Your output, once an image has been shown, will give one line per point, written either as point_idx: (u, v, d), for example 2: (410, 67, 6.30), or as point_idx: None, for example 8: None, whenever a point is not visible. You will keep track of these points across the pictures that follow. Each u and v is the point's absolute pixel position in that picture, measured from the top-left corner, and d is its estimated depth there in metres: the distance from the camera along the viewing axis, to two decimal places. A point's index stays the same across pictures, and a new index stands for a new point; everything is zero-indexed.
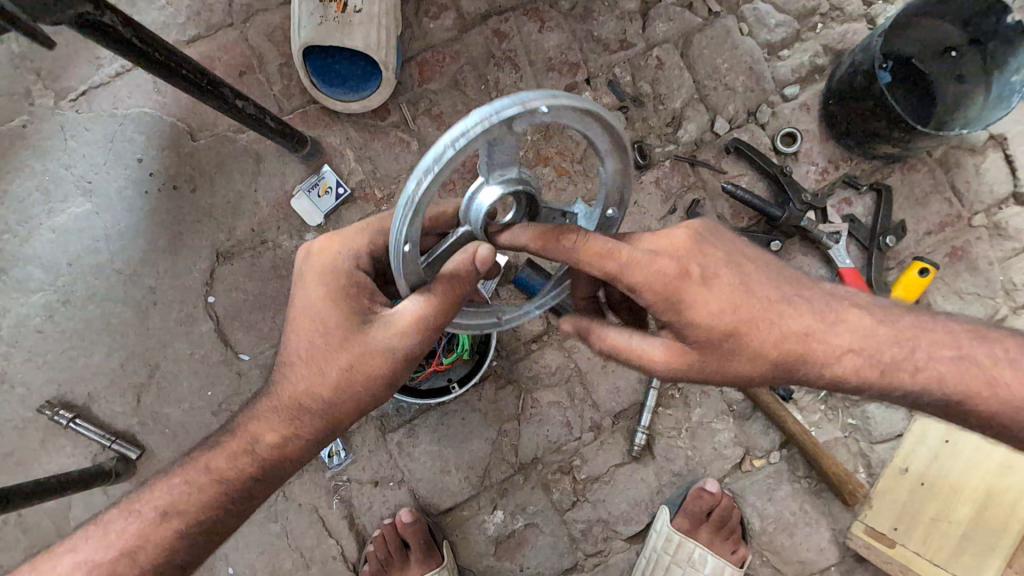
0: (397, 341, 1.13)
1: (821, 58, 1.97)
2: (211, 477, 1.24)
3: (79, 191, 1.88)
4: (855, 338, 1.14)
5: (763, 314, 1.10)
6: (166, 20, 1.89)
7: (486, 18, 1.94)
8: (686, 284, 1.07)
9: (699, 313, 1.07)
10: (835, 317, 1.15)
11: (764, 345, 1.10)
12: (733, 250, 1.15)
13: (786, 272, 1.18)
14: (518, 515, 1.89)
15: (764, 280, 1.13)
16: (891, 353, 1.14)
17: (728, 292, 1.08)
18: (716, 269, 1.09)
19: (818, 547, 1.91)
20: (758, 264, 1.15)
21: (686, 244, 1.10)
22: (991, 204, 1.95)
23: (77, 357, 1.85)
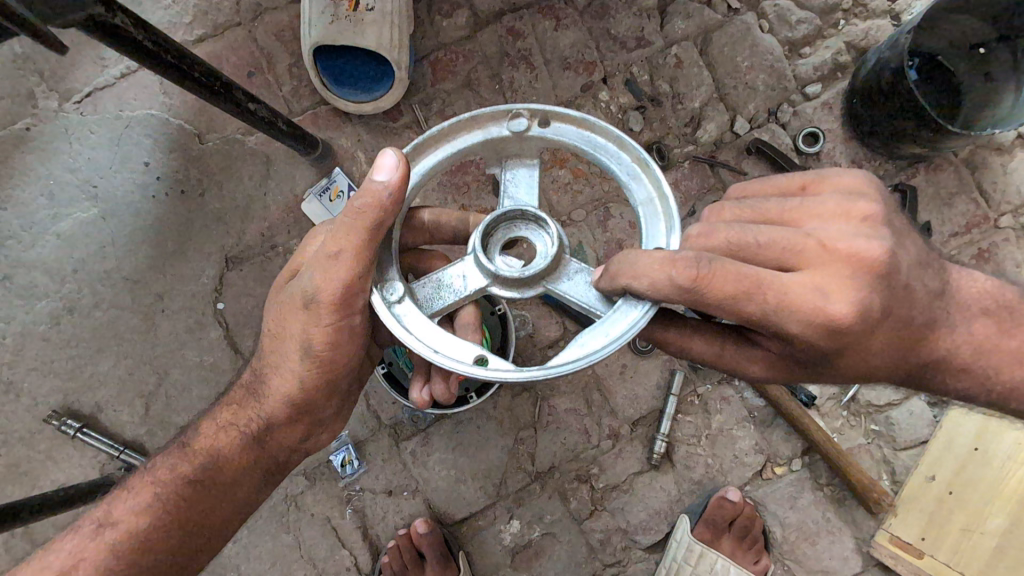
0: (302, 290, 1.08)
1: (844, 56, 1.93)
2: (151, 484, 1.20)
3: (84, 196, 1.84)
4: (978, 351, 1.09)
5: (908, 343, 1.04)
6: (172, 19, 1.84)
7: (500, 16, 1.89)
8: (860, 327, 0.97)
9: (855, 350, 1.01)
10: (961, 324, 1.08)
11: (890, 372, 1.08)
12: (906, 263, 1.01)
13: (932, 271, 1.06)
14: (534, 525, 1.85)
15: (920, 298, 1.03)
16: (988, 358, 1.09)
17: (885, 332, 1.01)
18: (889, 309, 0.99)
19: (840, 557, 1.85)
20: (918, 273, 1.03)
21: (870, 274, 0.95)
22: (1018, 204, 1.90)
23: (84, 365, 1.81)
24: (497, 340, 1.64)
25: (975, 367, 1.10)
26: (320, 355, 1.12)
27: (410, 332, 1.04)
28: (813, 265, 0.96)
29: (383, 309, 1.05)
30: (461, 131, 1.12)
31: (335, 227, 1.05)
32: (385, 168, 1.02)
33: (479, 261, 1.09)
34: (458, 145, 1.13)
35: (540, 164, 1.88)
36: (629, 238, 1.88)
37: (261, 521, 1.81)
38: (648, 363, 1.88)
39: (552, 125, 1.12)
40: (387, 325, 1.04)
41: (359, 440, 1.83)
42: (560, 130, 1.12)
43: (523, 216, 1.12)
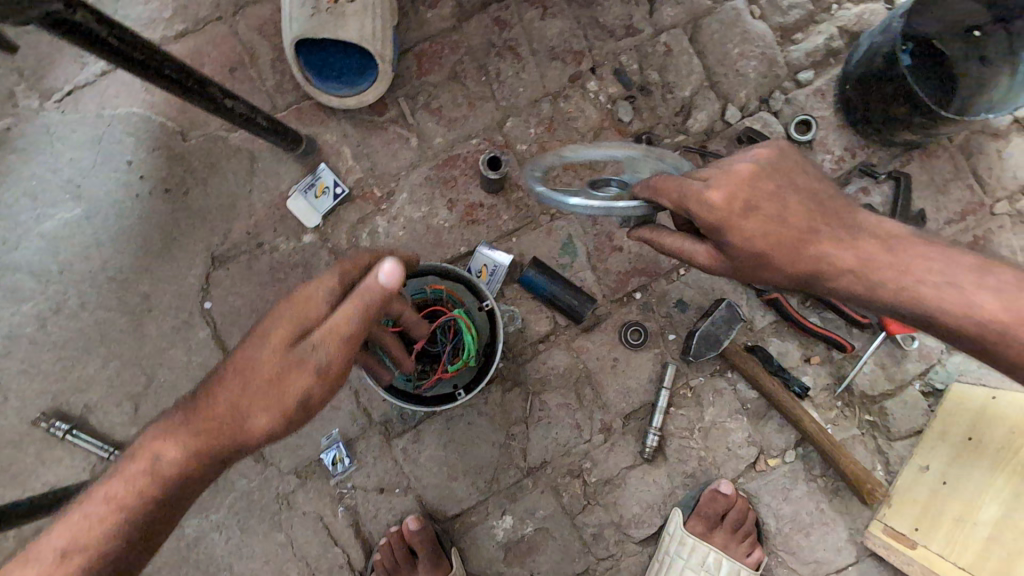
0: (312, 358, 1.13)
1: (837, 41, 1.89)
2: (112, 505, 1.13)
3: (66, 196, 1.82)
4: (890, 263, 1.20)
5: (793, 244, 1.21)
6: (151, 15, 1.81)
7: (485, 6, 1.86)
8: (744, 211, 1.19)
9: (757, 238, 1.20)
10: (861, 240, 1.22)
11: (789, 272, 1.22)
12: (785, 184, 1.23)
13: (826, 199, 1.24)
14: (527, 520, 1.84)
15: (803, 211, 1.22)
16: (893, 271, 1.20)
17: (762, 227, 1.20)
18: (758, 206, 1.20)
19: (835, 547, 1.85)
20: (803, 195, 1.23)
21: (741, 180, 1.20)
22: (1014, 190, 1.87)
23: (72, 367, 1.80)
24: (485, 335, 1.61)
25: (869, 281, 1.20)
26: (313, 409, 1.18)
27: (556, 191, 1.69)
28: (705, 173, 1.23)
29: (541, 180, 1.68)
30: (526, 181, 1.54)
31: (352, 305, 1.12)
32: (387, 273, 1.10)
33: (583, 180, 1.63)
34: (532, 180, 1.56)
35: (528, 156, 1.86)
36: (619, 232, 1.86)
37: (254, 520, 1.81)
38: (640, 356, 1.86)
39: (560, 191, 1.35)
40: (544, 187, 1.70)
41: (350, 438, 1.82)
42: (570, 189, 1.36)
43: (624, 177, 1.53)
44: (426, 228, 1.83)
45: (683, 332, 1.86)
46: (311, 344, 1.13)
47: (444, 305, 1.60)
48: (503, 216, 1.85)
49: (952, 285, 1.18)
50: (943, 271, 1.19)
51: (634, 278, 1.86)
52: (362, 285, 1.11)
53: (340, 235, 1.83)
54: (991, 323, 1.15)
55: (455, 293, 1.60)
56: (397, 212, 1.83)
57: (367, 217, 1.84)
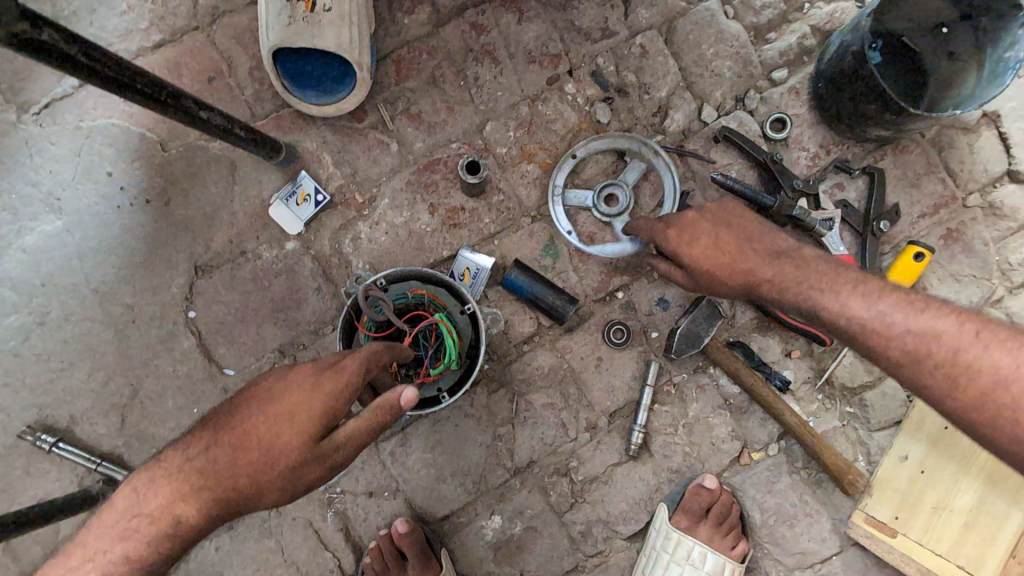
0: (327, 459, 1.22)
1: (809, 39, 1.92)
2: (128, 564, 1.18)
3: (47, 209, 1.82)
4: (796, 279, 1.43)
5: (726, 263, 1.50)
6: (127, 26, 1.82)
7: (462, 11, 1.87)
8: (684, 234, 1.54)
9: (697, 255, 1.52)
10: (781, 264, 1.46)
11: (727, 284, 1.50)
12: (731, 221, 1.54)
13: (758, 229, 1.53)
14: (516, 519, 1.86)
15: (737, 239, 1.51)
16: (798, 287, 1.42)
17: (704, 251, 1.52)
18: (700, 234, 1.53)
19: (819, 538, 1.88)
20: (742, 227, 1.53)
21: (690, 217, 1.55)
22: (985, 183, 1.91)
23: (57, 379, 1.81)
24: (467, 338, 1.63)
25: (780, 290, 1.44)
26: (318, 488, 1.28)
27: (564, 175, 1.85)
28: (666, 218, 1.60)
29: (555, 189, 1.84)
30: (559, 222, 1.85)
31: (373, 412, 1.24)
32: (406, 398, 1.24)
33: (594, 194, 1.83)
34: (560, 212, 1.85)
35: (507, 159, 1.88)
36: (599, 232, 1.88)
37: (243, 528, 1.82)
38: (623, 355, 1.88)
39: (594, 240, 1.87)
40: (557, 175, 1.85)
41: None
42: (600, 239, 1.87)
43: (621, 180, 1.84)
44: (409, 232, 1.85)
45: (665, 330, 1.89)
46: (331, 444, 1.22)
47: (426, 309, 1.61)
48: (484, 219, 1.86)
49: (836, 290, 1.38)
50: (832, 282, 1.40)
51: (615, 277, 1.89)
52: (390, 395, 1.24)
53: (323, 241, 1.84)
54: (857, 323, 1.33)
55: (437, 298, 1.62)
56: (379, 217, 1.85)
57: (349, 223, 1.85)
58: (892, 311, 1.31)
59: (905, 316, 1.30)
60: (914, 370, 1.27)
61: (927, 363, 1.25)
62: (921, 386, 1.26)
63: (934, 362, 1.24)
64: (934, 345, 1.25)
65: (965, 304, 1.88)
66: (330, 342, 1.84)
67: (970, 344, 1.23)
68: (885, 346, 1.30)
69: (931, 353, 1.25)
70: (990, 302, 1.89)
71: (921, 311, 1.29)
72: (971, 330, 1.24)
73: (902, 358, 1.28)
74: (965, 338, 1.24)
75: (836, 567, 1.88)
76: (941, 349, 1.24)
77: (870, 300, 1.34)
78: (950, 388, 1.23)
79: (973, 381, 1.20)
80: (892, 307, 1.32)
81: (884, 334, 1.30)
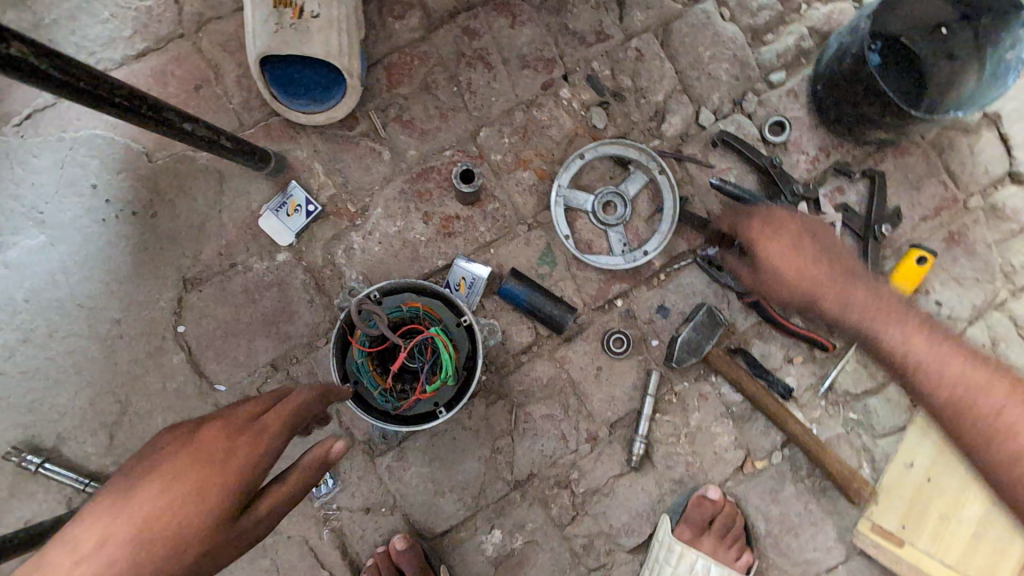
0: (250, 531, 0.98)
1: (807, 41, 1.90)
2: None
3: (30, 223, 1.77)
4: (870, 308, 1.47)
5: (801, 271, 1.50)
6: (110, 34, 1.77)
7: (454, 15, 1.84)
8: (767, 234, 1.53)
9: (775, 258, 1.51)
10: (856, 287, 1.49)
11: (792, 290, 1.52)
12: (813, 228, 1.54)
13: (838, 244, 1.53)
14: (516, 533, 1.82)
15: (820, 250, 1.51)
16: (869, 313, 1.47)
17: (784, 251, 1.51)
18: (784, 233, 1.53)
19: (824, 547, 1.85)
20: (825, 239, 1.53)
21: (777, 215, 1.55)
22: (986, 184, 1.89)
23: (42, 398, 1.75)
24: (464, 350, 1.58)
25: (848, 310, 1.48)
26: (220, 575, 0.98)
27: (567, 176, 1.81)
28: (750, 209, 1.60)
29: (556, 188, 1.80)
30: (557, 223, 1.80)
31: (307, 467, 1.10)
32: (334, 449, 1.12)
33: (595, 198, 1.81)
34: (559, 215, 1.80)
35: (503, 166, 1.84)
36: (597, 239, 1.85)
37: None
38: (623, 364, 1.85)
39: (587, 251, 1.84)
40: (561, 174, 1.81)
41: None
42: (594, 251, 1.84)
43: (620, 189, 1.83)
44: (403, 242, 1.81)
45: (666, 338, 1.85)
46: (255, 516, 1.00)
47: (422, 322, 1.57)
48: (480, 227, 1.83)
49: (904, 331, 1.46)
50: (900, 323, 1.46)
51: (614, 285, 1.85)
52: (321, 446, 1.12)
53: (315, 252, 1.80)
54: (920, 366, 1.43)
55: (432, 310, 1.58)
56: (373, 227, 1.81)
57: (342, 234, 1.81)
58: (947, 355, 1.42)
59: (958, 363, 1.41)
60: (960, 416, 1.40)
61: (968, 412, 1.39)
62: (963, 434, 1.41)
63: (1005, 419, 1.36)
64: (981, 397, 1.38)
65: (968, 307, 1.86)
66: (323, 355, 1.79)
67: (1015, 406, 1.36)
68: (935, 388, 1.42)
69: (985, 397, 1.38)
70: (992, 305, 1.87)
71: (967, 359, 1.42)
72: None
73: (947, 405, 1.41)
74: (1004, 391, 1.38)
75: None
76: (992, 399, 1.38)
77: (932, 341, 1.44)
78: (985, 440, 1.38)
79: (1012, 442, 1.35)
80: (948, 351, 1.43)
81: (935, 377, 1.42)
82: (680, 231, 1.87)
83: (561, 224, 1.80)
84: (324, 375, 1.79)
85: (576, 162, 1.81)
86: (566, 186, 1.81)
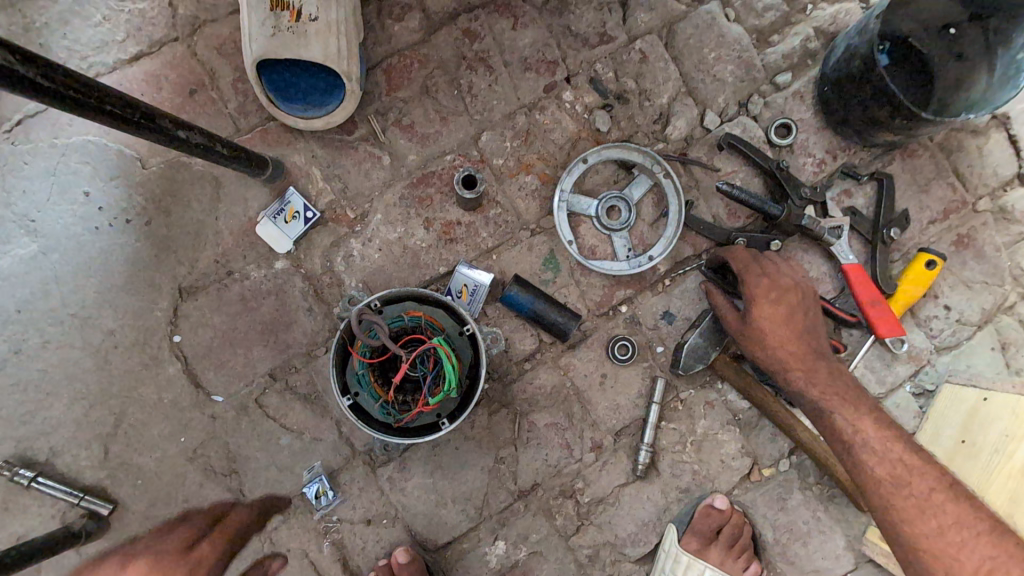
0: None
1: (813, 42, 1.87)
2: None
3: (21, 231, 1.73)
4: (834, 387, 1.50)
5: (782, 335, 1.55)
6: (103, 37, 1.73)
7: (455, 17, 1.80)
8: (767, 292, 1.56)
9: (763, 315, 1.56)
10: (825, 367, 1.53)
11: (767, 349, 1.56)
12: (806, 303, 1.59)
13: (817, 326, 1.59)
14: (520, 544, 1.79)
15: (802, 325, 1.56)
16: (833, 394, 1.49)
17: (774, 319, 1.56)
18: (783, 302, 1.56)
19: (833, 556, 1.82)
20: (809, 318, 1.58)
21: (784, 282, 1.58)
22: (995, 186, 1.86)
23: (35, 411, 1.72)
24: (467, 360, 1.54)
25: (812, 382, 1.52)
26: None
27: (570, 181, 1.78)
28: (765, 266, 1.60)
29: (559, 192, 1.77)
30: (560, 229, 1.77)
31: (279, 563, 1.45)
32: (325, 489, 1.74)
33: (598, 204, 1.78)
34: (563, 220, 1.77)
35: (505, 171, 1.81)
36: (601, 245, 1.82)
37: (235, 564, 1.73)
38: (628, 371, 1.81)
39: (592, 257, 1.81)
40: (564, 179, 1.77)
41: (332, 469, 1.76)
42: (598, 256, 1.81)
43: (624, 194, 1.79)
44: (403, 249, 1.77)
45: (671, 344, 1.82)
46: None
47: (424, 332, 1.53)
48: (482, 233, 1.79)
49: (859, 416, 1.45)
50: (859, 411, 1.46)
51: (618, 291, 1.82)
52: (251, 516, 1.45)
53: (313, 259, 1.77)
54: (872, 450, 1.41)
55: (435, 320, 1.53)
56: (372, 233, 1.77)
57: (341, 240, 1.77)
58: (895, 445, 1.40)
59: (903, 450, 1.39)
60: (891, 493, 1.36)
61: (906, 489, 1.34)
62: (886, 507, 1.36)
63: (927, 500, 1.31)
64: (917, 479, 1.34)
65: (977, 311, 1.84)
66: (323, 364, 1.76)
67: (973, 521, 1.28)
68: (874, 463, 1.39)
69: (911, 484, 1.35)
70: (1001, 309, 1.85)
71: (915, 453, 1.38)
72: (971, 506, 1.30)
73: (882, 478, 1.37)
74: (944, 488, 1.32)
75: None
76: (920, 485, 1.33)
77: (882, 432, 1.42)
78: (913, 514, 1.32)
79: (937, 515, 1.30)
80: (895, 441, 1.40)
81: (878, 456, 1.39)
82: (685, 236, 1.84)
83: (565, 230, 1.77)
84: (323, 384, 1.76)
85: (578, 166, 1.78)
86: (569, 190, 1.78)
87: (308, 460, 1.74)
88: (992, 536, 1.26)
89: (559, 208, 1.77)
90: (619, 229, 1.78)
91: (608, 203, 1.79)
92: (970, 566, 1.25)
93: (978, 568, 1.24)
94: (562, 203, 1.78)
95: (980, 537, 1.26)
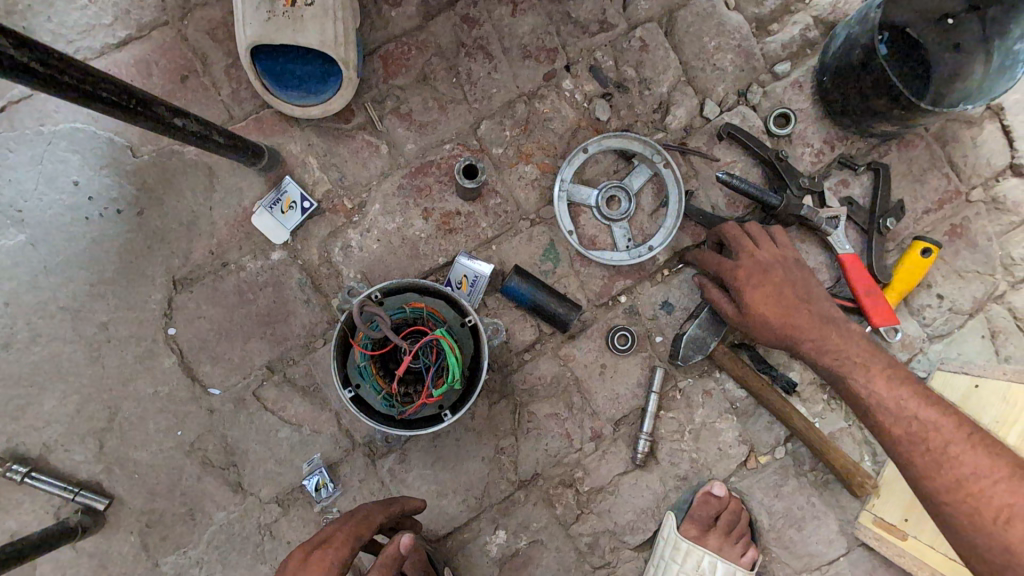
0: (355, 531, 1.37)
1: (812, 31, 1.87)
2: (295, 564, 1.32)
3: (8, 222, 1.68)
4: (841, 353, 1.52)
5: (777, 316, 1.57)
6: (89, 21, 1.67)
7: (453, 2, 1.77)
8: (749, 279, 1.59)
9: (756, 304, 1.58)
10: (828, 334, 1.54)
11: (769, 334, 1.58)
12: (793, 275, 1.60)
13: (820, 291, 1.60)
14: (520, 533, 1.80)
15: (796, 300, 1.57)
16: (841, 362, 1.51)
17: (766, 303, 1.58)
18: (767, 281, 1.58)
19: (827, 540, 1.85)
20: (802, 288, 1.59)
21: (765, 261, 1.60)
22: (988, 176, 1.89)
23: (26, 406, 1.68)
24: (468, 350, 1.53)
25: (822, 353, 1.53)
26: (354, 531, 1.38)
27: (569, 169, 1.76)
28: (745, 249, 1.61)
29: (558, 181, 1.75)
30: (559, 219, 1.75)
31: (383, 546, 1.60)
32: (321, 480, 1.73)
33: (598, 194, 1.77)
34: (562, 209, 1.75)
35: (504, 160, 1.79)
36: (601, 235, 1.81)
37: (236, 555, 1.73)
38: (627, 361, 1.82)
39: (592, 247, 1.80)
40: (564, 167, 1.76)
41: (332, 461, 1.75)
42: (598, 247, 1.81)
43: (625, 184, 1.78)
44: (402, 239, 1.75)
45: (670, 335, 1.83)
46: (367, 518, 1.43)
47: (426, 323, 1.52)
48: (481, 223, 1.78)
49: (871, 376, 1.48)
50: (869, 369, 1.48)
51: (618, 281, 1.82)
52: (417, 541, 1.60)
53: (310, 251, 1.74)
54: (886, 406, 1.43)
55: (436, 310, 1.52)
56: (370, 224, 1.75)
57: (338, 231, 1.74)
58: (907, 400, 1.42)
59: (916, 404, 1.40)
60: (907, 448, 1.39)
61: (922, 445, 1.37)
62: (908, 464, 1.39)
63: (940, 449, 1.34)
64: (933, 434, 1.36)
65: (969, 300, 1.86)
66: (322, 357, 1.74)
67: (992, 470, 1.29)
68: (890, 422, 1.42)
69: (928, 440, 1.37)
70: (992, 297, 1.87)
71: (930, 405, 1.40)
72: (989, 455, 1.31)
73: (901, 437, 1.40)
74: (959, 438, 1.34)
75: (843, 568, 1.85)
76: (936, 440, 1.35)
77: (893, 388, 1.44)
78: (931, 469, 1.35)
79: (953, 468, 1.32)
80: (908, 397, 1.42)
81: (892, 414, 1.42)
82: (684, 226, 1.84)
83: (564, 220, 1.75)
84: (322, 376, 1.74)
85: (580, 154, 1.76)
86: (569, 179, 1.77)
87: (307, 452, 1.73)
88: (1010, 483, 1.26)
89: (559, 199, 1.76)
90: (619, 220, 1.78)
91: (608, 193, 1.78)
92: (990, 515, 1.26)
93: (998, 516, 1.25)
94: (562, 192, 1.76)
95: (999, 485, 1.27)
